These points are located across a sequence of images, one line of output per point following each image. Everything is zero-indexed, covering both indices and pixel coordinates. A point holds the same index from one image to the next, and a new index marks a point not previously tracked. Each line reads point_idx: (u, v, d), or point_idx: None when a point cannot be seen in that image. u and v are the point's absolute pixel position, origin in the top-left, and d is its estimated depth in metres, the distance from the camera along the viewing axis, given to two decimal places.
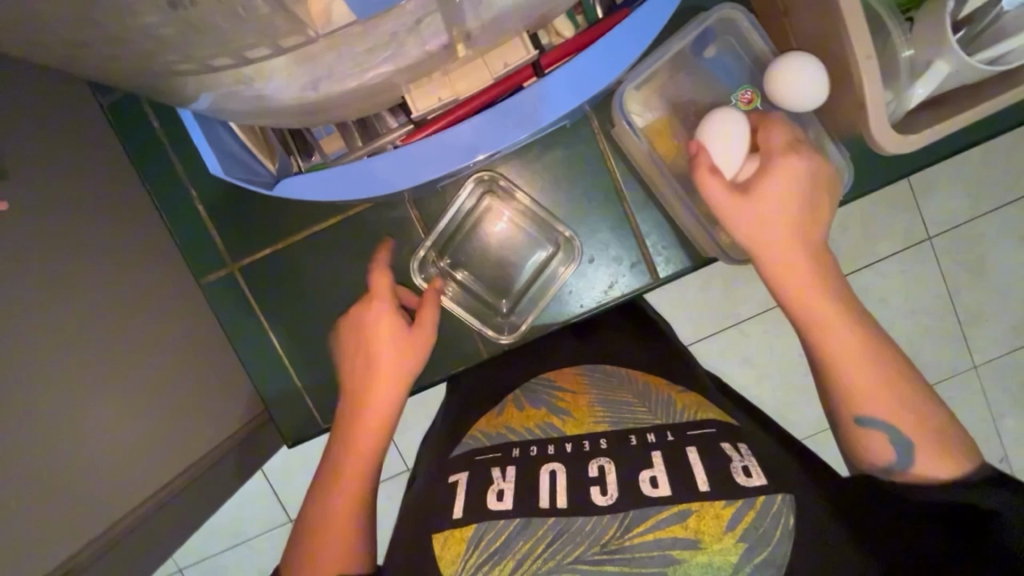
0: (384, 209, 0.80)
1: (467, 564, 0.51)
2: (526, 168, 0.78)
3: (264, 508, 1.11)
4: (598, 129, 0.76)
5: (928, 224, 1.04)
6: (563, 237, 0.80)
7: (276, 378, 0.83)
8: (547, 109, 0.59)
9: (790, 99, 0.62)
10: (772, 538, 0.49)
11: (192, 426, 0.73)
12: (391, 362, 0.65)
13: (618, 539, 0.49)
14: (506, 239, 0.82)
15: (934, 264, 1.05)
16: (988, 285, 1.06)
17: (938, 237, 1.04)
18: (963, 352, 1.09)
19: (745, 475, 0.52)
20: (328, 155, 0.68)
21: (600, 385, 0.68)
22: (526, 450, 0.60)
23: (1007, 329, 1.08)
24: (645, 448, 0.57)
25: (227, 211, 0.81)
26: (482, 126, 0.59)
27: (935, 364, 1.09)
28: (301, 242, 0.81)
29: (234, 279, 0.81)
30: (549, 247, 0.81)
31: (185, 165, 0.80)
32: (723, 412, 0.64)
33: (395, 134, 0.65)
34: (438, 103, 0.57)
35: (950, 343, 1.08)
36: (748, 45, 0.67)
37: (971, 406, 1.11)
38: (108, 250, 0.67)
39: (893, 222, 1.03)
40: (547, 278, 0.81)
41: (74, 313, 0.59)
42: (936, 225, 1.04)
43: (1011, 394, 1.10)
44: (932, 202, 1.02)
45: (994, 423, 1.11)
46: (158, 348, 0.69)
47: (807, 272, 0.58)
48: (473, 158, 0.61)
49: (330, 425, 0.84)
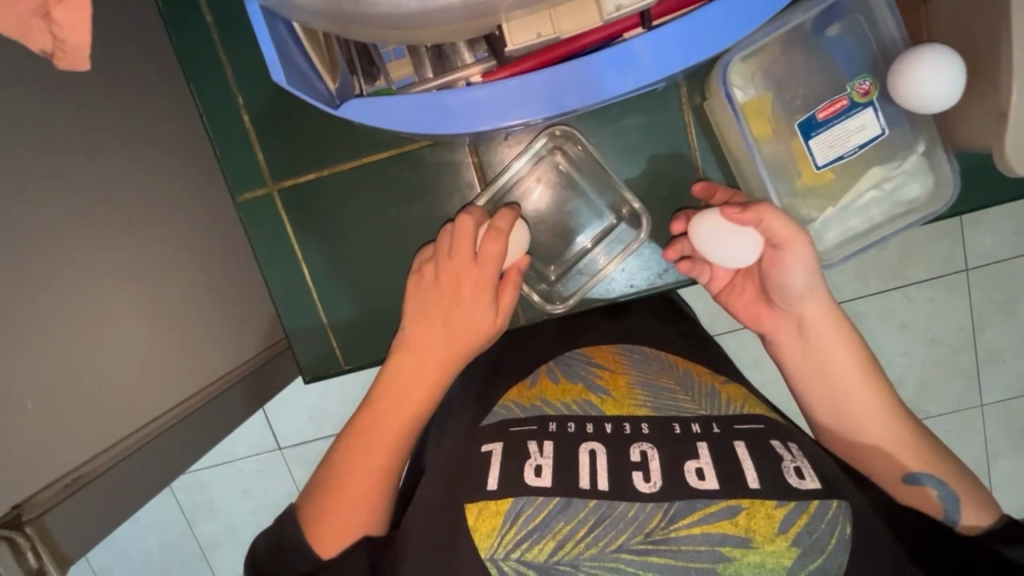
0: (443, 149, 0.75)
1: (504, 540, 0.49)
2: (597, 130, 0.74)
3: (258, 434, 1.10)
4: (686, 101, 0.72)
5: (968, 254, 0.97)
6: (624, 211, 0.76)
7: (303, 308, 0.79)
8: (655, 64, 0.53)
9: (912, 98, 0.56)
10: (826, 547, 0.47)
11: (218, 342, 0.70)
12: (472, 341, 0.61)
13: (662, 529, 0.48)
14: (557, 204, 0.77)
15: (967, 297, 0.99)
16: (1017, 327, 1.01)
17: (976, 269, 0.98)
18: (974, 389, 1.05)
19: (798, 476, 0.50)
20: (393, 82, 0.62)
21: (639, 366, 0.64)
22: (563, 427, 0.56)
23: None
24: (691, 439, 0.54)
25: (270, 122, 0.75)
26: (576, 69, 0.53)
27: (945, 398, 1.05)
28: (341, 169, 0.76)
29: (269, 198, 0.77)
30: (607, 221, 0.76)
31: (233, 64, 0.74)
32: (768, 409, 0.61)
33: (473, 70, 0.59)
34: (536, 40, 0.50)
35: (966, 379, 1.04)
36: (879, 31, 0.61)
37: (969, 444, 1.08)
38: (130, 149, 0.62)
39: (939, 246, 0.98)
40: (593, 257, 0.77)
41: (83, 205, 0.55)
42: (977, 256, 0.98)
43: (1011, 440, 1.07)
44: (982, 232, 0.96)
45: (989, 465, 1.08)
46: (177, 257, 0.66)
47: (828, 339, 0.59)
48: (564, 106, 0.54)
49: (350, 366, 0.80)
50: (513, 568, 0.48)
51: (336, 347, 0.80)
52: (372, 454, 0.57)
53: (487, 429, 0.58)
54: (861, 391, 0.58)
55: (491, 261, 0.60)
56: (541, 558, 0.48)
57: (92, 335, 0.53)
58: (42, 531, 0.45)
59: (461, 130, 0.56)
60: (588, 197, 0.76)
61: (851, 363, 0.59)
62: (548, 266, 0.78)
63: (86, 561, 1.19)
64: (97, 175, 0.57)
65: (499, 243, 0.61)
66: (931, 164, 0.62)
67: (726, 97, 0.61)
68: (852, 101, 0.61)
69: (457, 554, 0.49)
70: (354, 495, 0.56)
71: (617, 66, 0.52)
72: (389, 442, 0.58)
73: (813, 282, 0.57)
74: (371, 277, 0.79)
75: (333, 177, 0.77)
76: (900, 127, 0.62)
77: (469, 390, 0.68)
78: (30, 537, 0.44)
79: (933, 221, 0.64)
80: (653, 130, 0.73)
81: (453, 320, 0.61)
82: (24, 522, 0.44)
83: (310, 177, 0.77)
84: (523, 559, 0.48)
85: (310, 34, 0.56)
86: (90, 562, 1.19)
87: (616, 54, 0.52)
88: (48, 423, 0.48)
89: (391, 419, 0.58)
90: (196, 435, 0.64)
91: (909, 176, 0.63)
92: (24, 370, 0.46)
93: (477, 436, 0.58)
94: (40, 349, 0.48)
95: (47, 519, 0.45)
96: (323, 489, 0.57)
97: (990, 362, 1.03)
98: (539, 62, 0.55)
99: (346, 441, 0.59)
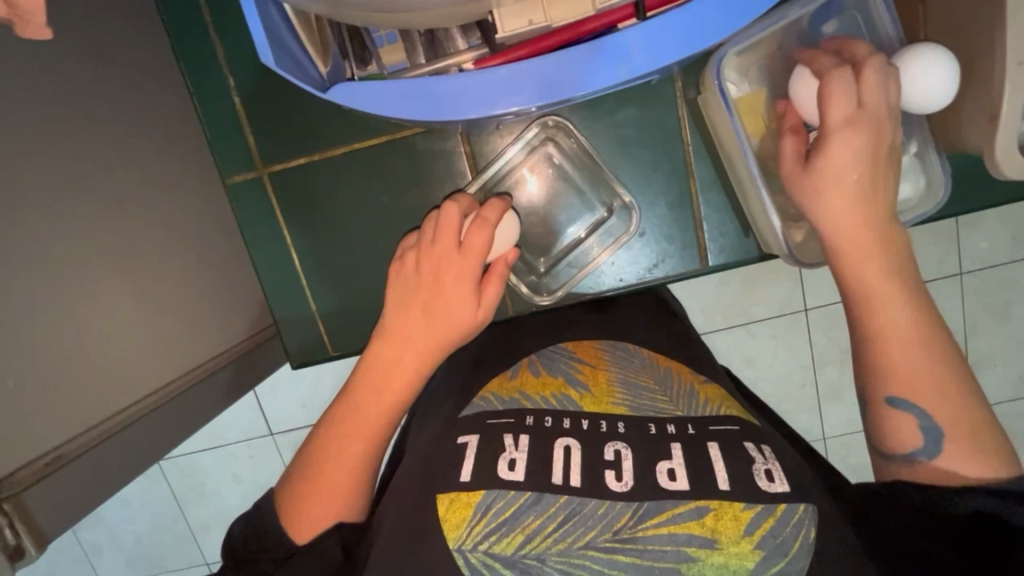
0: (436, 138, 0.75)
1: (473, 531, 0.48)
2: (592, 121, 0.73)
3: (248, 419, 1.10)
4: (681, 95, 0.72)
5: (961, 258, 0.97)
6: (616, 202, 0.76)
7: (292, 293, 0.79)
8: (645, 57, 0.52)
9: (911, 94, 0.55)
10: (790, 550, 0.46)
11: (205, 326, 0.70)
12: (453, 332, 0.60)
13: (629, 528, 0.47)
14: (549, 195, 0.76)
15: (958, 300, 1.00)
16: (1008, 332, 1.01)
17: (969, 273, 0.98)
18: None
19: (767, 479, 0.50)
20: (386, 67, 0.61)
21: (621, 363, 0.65)
22: (540, 421, 0.56)
23: (1013, 379, 1.04)
24: (665, 439, 0.54)
25: (261, 105, 0.75)
26: (565, 59, 0.52)
27: None
28: (333, 155, 0.76)
29: (259, 181, 0.76)
30: (600, 212, 0.76)
31: (225, 45, 0.73)
32: (746, 411, 0.61)
33: (464, 56, 0.58)
34: (528, 27, 0.51)
35: None
36: (875, 28, 0.61)
37: None
38: (118, 127, 0.61)
39: (931, 249, 0.98)
40: (582, 250, 0.77)
41: (70, 183, 0.54)
42: (970, 260, 0.98)
43: None
44: (975, 236, 0.96)
45: None
46: (165, 239, 0.65)
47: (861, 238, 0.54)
48: (554, 96, 0.54)
49: (338, 353, 0.80)
50: (479, 560, 0.47)
51: (324, 334, 0.80)
52: (348, 440, 0.57)
53: (464, 423, 0.58)
54: (892, 304, 0.53)
55: (473, 249, 0.61)
56: (508, 551, 0.47)
57: (76, 314, 0.53)
58: (21, 509, 0.45)
59: (450, 117, 0.55)
60: (579, 189, 0.76)
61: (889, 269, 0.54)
62: (538, 258, 0.77)
63: (76, 540, 1.19)
64: (85, 152, 0.57)
65: (485, 239, 0.61)
66: (922, 165, 0.62)
67: (719, 90, 0.61)
68: None
69: (429, 546, 0.49)
70: (329, 483, 0.56)
71: (608, 59, 0.52)
72: (367, 430, 0.58)
73: (846, 172, 0.54)
74: (361, 264, 0.79)
75: (325, 163, 0.76)
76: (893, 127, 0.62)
77: (451, 381, 0.69)
78: (8, 513, 0.44)
79: (923, 222, 0.64)
80: (647, 124, 0.73)
81: (435, 309, 0.60)
82: (2, 500, 0.44)
83: (301, 162, 0.76)
84: (490, 551, 0.47)
85: (303, 17, 0.56)
86: (79, 540, 1.19)
87: (607, 45, 0.52)
88: (29, 401, 0.48)
89: (368, 406, 0.58)
90: (180, 417, 0.64)
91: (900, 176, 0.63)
92: (6, 347, 0.46)
93: (454, 429, 0.58)
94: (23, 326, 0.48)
95: (26, 496, 0.46)
96: (298, 476, 0.58)
97: (980, 365, 1.03)
98: (531, 51, 0.55)
99: (324, 428, 0.59)
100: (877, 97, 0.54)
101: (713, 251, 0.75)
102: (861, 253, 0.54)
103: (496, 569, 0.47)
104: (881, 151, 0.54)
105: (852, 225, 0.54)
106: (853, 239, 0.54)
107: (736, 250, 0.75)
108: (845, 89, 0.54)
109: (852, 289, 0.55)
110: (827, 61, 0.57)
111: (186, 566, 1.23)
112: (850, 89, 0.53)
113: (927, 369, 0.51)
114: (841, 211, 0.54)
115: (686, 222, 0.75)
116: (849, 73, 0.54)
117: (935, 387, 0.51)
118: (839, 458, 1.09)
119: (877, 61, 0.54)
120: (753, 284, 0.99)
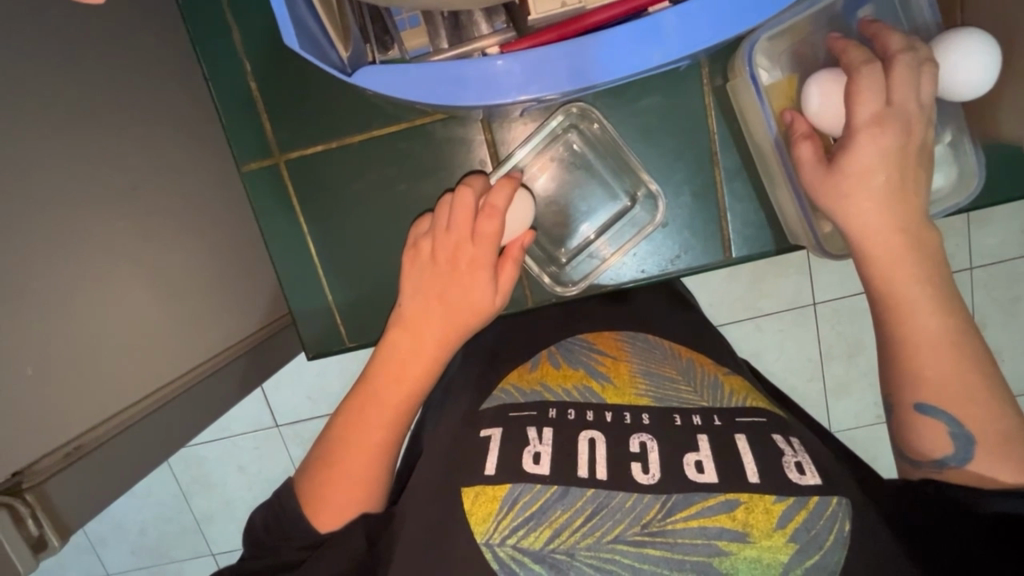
0: (455, 125, 0.73)
1: (500, 526, 0.48)
2: (614, 110, 0.72)
3: (256, 411, 1.09)
4: (707, 83, 0.70)
5: (977, 252, 0.96)
6: (641, 192, 0.74)
7: (307, 283, 0.78)
8: (680, 41, 0.50)
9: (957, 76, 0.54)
10: (825, 543, 0.45)
11: (217, 317, 0.68)
12: (469, 316, 0.60)
13: (659, 521, 0.47)
14: (569, 185, 0.75)
15: (972, 294, 0.99)
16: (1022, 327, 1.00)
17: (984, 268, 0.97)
18: None
19: (798, 472, 0.49)
20: (407, 52, 0.61)
21: (642, 354, 0.64)
22: (563, 414, 0.56)
23: None
24: (691, 430, 0.53)
25: (277, 90, 0.73)
26: (598, 41, 0.50)
27: None
28: (348, 145, 0.75)
29: (275, 169, 0.75)
30: (622, 203, 0.75)
31: (239, 27, 0.71)
32: (772, 402, 0.60)
33: (490, 42, 0.57)
34: (559, 9, 0.52)
35: None
36: (911, 15, 0.60)
37: None
38: (133, 111, 0.60)
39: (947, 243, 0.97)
40: (604, 241, 0.76)
41: (85, 168, 0.53)
42: (986, 255, 0.96)
43: None
44: (992, 230, 0.95)
45: None
46: (179, 228, 0.64)
47: (891, 240, 0.53)
48: (586, 81, 0.52)
49: (354, 345, 0.79)
50: (508, 555, 0.47)
51: (340, 325, 0.79)
52: (367, 428, 0.57)
53: (485, 415, 0.57)
54: (918, 302, 0.52)
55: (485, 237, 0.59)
56: (537, 546, 0.47)
57: (91, 303, 0.52)
58: (42, 499, 0.44)
59: (477, 102, 0.53)
60: (602, 178, 0.75)
61: (922, 269, 0.52)
62: (558, 249, 0.76)
63: (83, 532, 1.19)
64: (99, 137, 0.55)
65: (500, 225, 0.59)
66: (956, 154, 0.61)
67: (750, 77, 0.60)
68: None
69: (454, 540, 0.48)
70: (351, 471, 0.56)
71: (640, 42, 0.51)
72: (383, 419, 0.57)
73: (876, 171, 0.53)
74: (377, 254, 0.78)
75: (341, 150, 0.75)
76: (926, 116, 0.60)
77: (469, 372, 0.68)
78: (31, 504, 0.43)
79: (955, 213, 0.63)
80: (671, 112, 0.71)
81: (450, 297, 0.59)
82: (24, 489, 0.44)
83: (317, 149, 0.75)
84: (519, 546, 0.47)
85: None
86: (86, 532, 1.19)
87: (642, 28, 0.50)
88: (45, 393, 0.46)
89: (387, 394, 0.57)
90: (198, 408, 0.63)
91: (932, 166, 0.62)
92: (21, 336, 0.45)
93: (475, 421, 0.57)
94: (39, 313, 0.47)
95: (47, 487, 0.45)
96: (319, 465, 0.57)
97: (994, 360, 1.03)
98: (559, 35, 0.53)
99: (338, 423, 0.58)
100: (907, 93, 0.53)
101: (736, 244, 0.74)
102: (886, 250, 0.53)
103: (525, 564, 0.46)
104: (910, 149, 0.53)
105: (878, 220, 0.53)
106: (878, 235, 0.53)
107: (759, 242, 0.73)
108: (873, 87, 0.53)
109: (875, 283, 0.54)
110: (857, 55, 0.55)
111: (193, 557, 1.23)
112: (880, 86, 0.53)
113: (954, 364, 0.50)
114: (866, 207, 0.53)
115: (708, 213, 0.73)
116: (878, 68, 0.53)
117: (970, 378, 0.50)
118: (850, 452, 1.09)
119: (910, 56, 0.53)
120: (770, 277, 0.98)
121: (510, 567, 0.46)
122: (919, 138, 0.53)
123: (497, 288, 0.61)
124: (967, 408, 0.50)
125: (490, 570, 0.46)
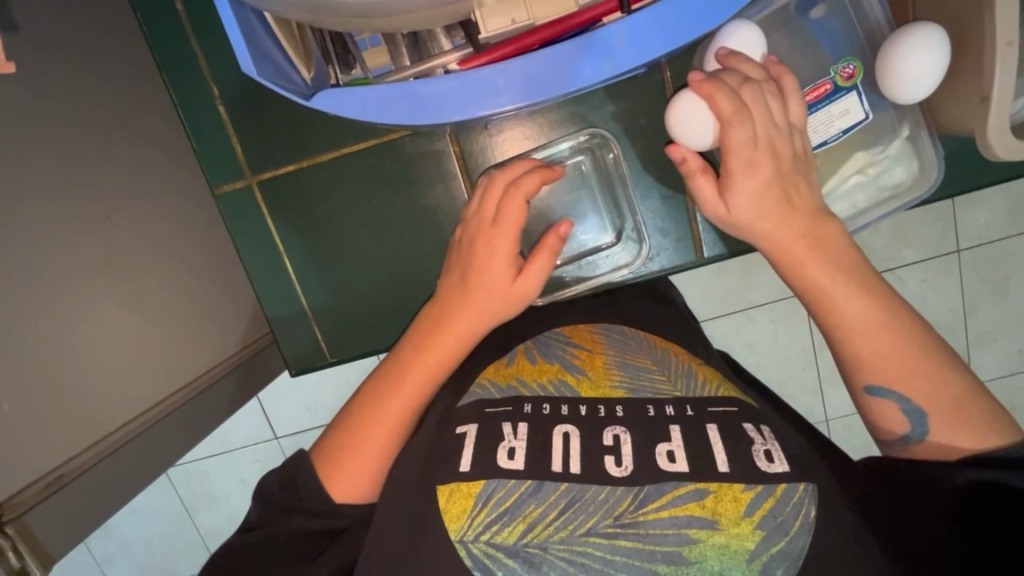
0: (423, 139, 0.75)
1: (475, 521, 0.48)
2: (579, 115, 0.74)
3: (253, 424, 1.10)
4: (670, 86, 0.72)
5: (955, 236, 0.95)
6: (627, 230, 0.76)
7: (285, 299, 0.80)
8: (630, 51, 0.51)
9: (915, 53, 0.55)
10: (792, 529, 0.46)
11: (195, 334, 0.69)
12: (501, 302, 0.60)
13: (631, 513, 0.47)
14: (558, 198, 0.76)
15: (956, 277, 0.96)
16: (1011, 307, 0.97)
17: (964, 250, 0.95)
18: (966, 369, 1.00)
19: (767, 459, 0.49)
20: (370, 70, 0.60)
21: (617, 346, 0.62)
22: (539, 408, 0.55)
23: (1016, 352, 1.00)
24: (663, 421, 0.53)
25: (247, 115, 0.76)
26: (549, 59, 0.51)
27: None
28: (320, 164, 0.77)
29: (251, 192, 0.77)
30: (608, 236, 0.77)
31: (209, 59, 0.74)
32: (744, 391, 0.59)
33: (450, 57, 0.57)
34: (511, 26, 0.52)
35: None
36: (863, 14, 0.62)
37: None
38: (102, 134, 0.61)
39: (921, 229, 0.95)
40: (593, 260, 0.77)
41: (56, 193, 0.54)
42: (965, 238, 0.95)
43: None
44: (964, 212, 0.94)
45: None
46: (150, 246, 0.64)
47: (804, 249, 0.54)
48: (542, 96, 0.53)
49: (338, 359, 0.82)
50: (482, 551, 0.47)
51: (320, 339, 0.81)
52: (389, 396, 0.58)
53: (462, 411, 0.57)
54: (840, 292, 0.53)
55: (517, 217, 0.60)
56: (510, 540, 0.47)
57: (68, 326, 0.53)
58: (22, 532, 0.45)
59: (435, 121, 0.54)
60: (595, 204, 0.77)
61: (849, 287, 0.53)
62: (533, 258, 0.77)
63: (88, 550, 1.20)
64: (76, 161, 0.57)
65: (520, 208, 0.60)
66: (915, 147, 0.63)
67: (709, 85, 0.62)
68: (835, 86, 0.62)
69: (431, 538, 0.49)
70: (372, 436, 0.57)
71: (592, 55, 0.51)
72: (406, 397, 0.58)
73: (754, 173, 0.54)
74: (358, 264, 0.80)
75: (313, 167, 0.77)
76: (886, 112, 0.63)
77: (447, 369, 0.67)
78: (10, 536, 0.44)
79: (919, 205, 0.65)
80: (637, 116, 0.73)
81: (480, 287, 0.60)
82: (4, 522, 0.44)
83: (290, 169, 0.77)
84: (492, 541, 0.47)
85: (283, 23, 0.55)
86: (91, 551, 1.20)
87: (593, 41, 0.51)
88: (19, 415, 0.47)
89: (410, 371, 0.59)
90: (184, 428, 0.64)
91: (893, 161, 0.64)
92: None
93: (451, 418, 0.57)
94: (21, 335, 0.48)
95: (29, 518, 0.45)
96: (340, 429, 0.58)
97: (980, 342, 0.99)
98: (515, 49, 0.54)
99: (366, 392, 0.59)
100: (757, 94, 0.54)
101: (707, 244, 0.75)
102: (795, 253, 0.55)
103: (499, 558, 0.47)
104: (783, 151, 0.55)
105: (781, 234, 0.55)
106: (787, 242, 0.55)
107: (729, 240, 0.74)
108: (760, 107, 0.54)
109: (791, 276, 0.55)
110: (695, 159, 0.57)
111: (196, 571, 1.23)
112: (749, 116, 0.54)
113: (897, 347, 0.51)
114: (770, 228, 0.55)
115: (678, 211, 0.75)
116: (752, 88, 0.54)
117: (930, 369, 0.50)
118: (842, 439, 1.08)
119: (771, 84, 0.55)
120: (749, 269, 0.97)
121: (484, 563, 0.47)
122: (792, 153, 0.55)
123: (523, 281, 0.60)
124: (909, 381, 0.50)
125: (465, 567, 0.47)
